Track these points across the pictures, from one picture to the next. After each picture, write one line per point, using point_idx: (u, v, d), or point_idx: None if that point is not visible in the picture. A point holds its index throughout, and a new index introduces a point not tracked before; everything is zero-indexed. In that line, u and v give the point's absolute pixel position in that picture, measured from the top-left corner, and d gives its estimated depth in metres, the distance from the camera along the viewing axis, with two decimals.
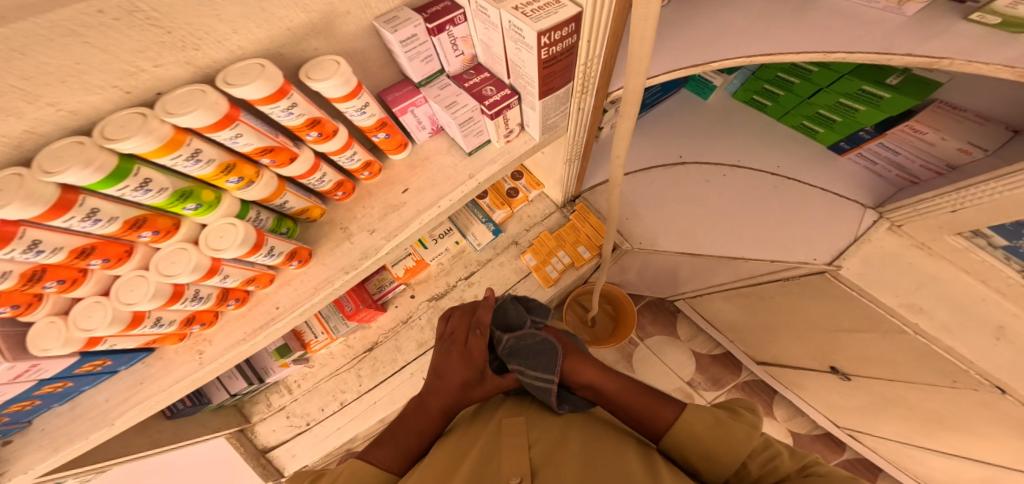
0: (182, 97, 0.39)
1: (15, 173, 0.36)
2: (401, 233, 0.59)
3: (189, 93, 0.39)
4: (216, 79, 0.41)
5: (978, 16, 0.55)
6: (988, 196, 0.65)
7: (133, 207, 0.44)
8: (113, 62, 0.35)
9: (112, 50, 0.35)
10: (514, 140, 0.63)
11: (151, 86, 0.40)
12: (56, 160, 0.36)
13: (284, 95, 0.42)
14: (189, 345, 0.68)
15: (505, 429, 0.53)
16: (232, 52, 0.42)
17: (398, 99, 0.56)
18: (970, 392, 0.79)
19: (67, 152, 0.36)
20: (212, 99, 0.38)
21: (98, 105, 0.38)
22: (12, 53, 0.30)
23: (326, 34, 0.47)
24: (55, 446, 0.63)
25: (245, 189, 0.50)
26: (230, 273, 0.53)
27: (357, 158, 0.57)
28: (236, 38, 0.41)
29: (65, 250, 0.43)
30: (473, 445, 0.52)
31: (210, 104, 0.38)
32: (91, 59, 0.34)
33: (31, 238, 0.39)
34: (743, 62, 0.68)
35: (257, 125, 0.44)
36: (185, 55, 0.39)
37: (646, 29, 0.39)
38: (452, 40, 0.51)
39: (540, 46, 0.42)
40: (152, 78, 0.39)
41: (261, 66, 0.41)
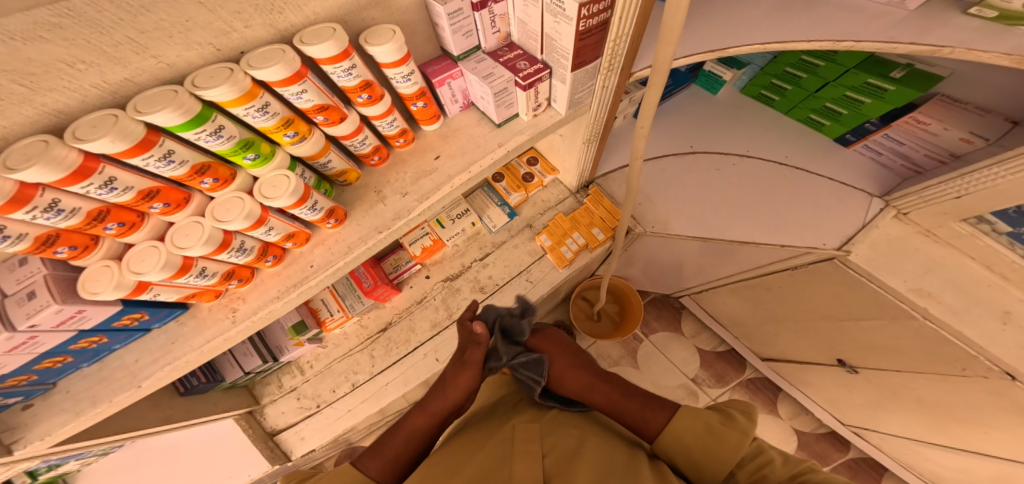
0: (264, 54, 0.44)
1: (112, 113, 0.41)
2: (433, 195, 0.63)
3: (271, 50, 0.44)
4: (293, 39, 0.46)
5: (976, 10, 0.60)
6: (992, 182, 0.68)
7: (201, 155, 0.49)
8: (214, 21, 0.42)
9: (216, 10, 0.41)
10: (541, 114, 0.68)
11: (237, 45, 0.46)
12: (149, 102, 0.42)
13: (347, 56, 0.46)
14: (223, 303, 0.71)
15: (517, 437, 0.53)
16: (307, 17, 0.48)
17: (437, 72, 0.60)
18: (980, 380, 0.81)
19: (160, 97, 0.42)
20: (290, 56, 0.44)
21: (191, 60, 0.45)
22: (140, 9, 0.37)
23: (384, 6, 0.52)
24: (77, 410, 0.64)
25: (297, 144, 0.54)
26: (274, 226, 0.57)
27: (395, 124, 0.61)
28: (313, 4, 0.46)
29: (134, 191, 0.47)
30: (482, 449, 0.53)
31: (287, 60, 0.43)
32: (198, 18, 0.41)
33: (107, 175, 0.43)
34: (757, 49, 0.73)
35: (319, 84, 0.49)
36: (270, 18, 0.45)
37: (679, 3, 0.43)
38: (492, 17, 0.56)
39: (579, 17, 0.46)
40: (240, 38, 0.45)
41: (333, 29, 0.46)
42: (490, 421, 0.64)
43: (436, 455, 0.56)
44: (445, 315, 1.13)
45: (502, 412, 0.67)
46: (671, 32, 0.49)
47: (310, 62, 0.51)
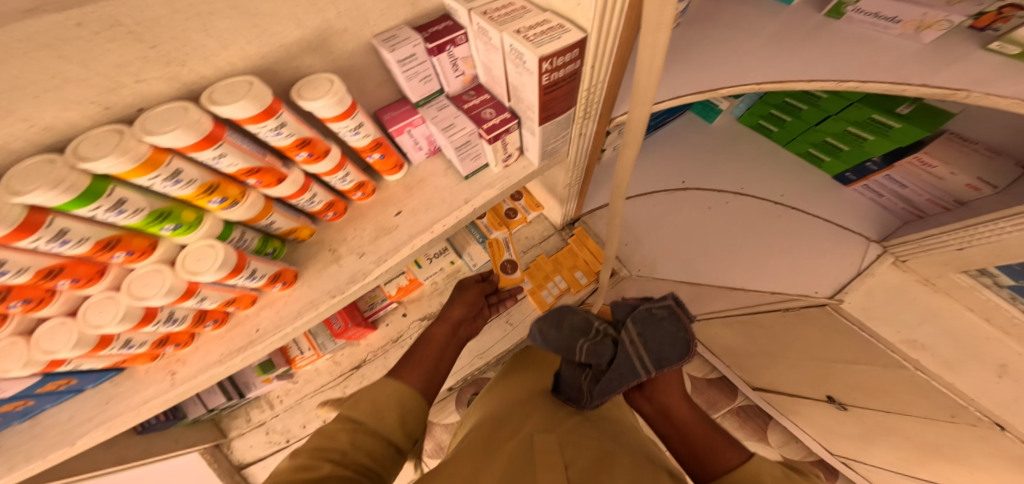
0: (163, 115, 0.35)
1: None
2: (392, 257, 0.56)
3: (171, 110, 0.35)
4: (201, 97, 0.36)
5: (997, 45, 0.55)
6: (997, 237, 0.64)
7: (109, 227, 0.40)
8: (92, 78, 0.32)
9: (91, 65, 0.31)
10: (513, 164, 0.60)
11: (131, 102, 0.36)
12: (22, 179, 0.32)
13: (273, 115, 0.37)
14: (161, 364, 0.64)
15: (535, 446, 0.42)
16: (223, 68, 0.38)
17: (394, 119, 0.52)
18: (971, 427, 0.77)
19: (35, 172, 0.33)
20: (194, 118, 0.34)
21: (75, 121, 0.35)
22: None
23: (321, 52, 0.42)
24: (9, 466, 0.55)
25: (228, 210, 0.45)
26: (208, 295, 0.49)
27: (350, 179, 0.53)
28: (226, 54, 0.37)
29: (31, 271, 0.38)
30: (495, 454, 0.43)
31: (190, 123, 0.33)
32: (67, 73, 0.31)
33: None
34: (751, 90, 0.65)
35: (243, 145, 0.39)
36: (169, 71, 0.35)
37: (654, 61, 0.34)
38: (452, 61, 0.47)
39: (540, 71, 0.38)
40: (134, 94, 0.36)
41: (250, 83, 0.36)
42: (502, 419, 0.53)
43: (449, 460, 0.46)
44: None
45: (514, 411, 0.55)
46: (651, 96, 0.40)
47: (232, 123, 0.40)
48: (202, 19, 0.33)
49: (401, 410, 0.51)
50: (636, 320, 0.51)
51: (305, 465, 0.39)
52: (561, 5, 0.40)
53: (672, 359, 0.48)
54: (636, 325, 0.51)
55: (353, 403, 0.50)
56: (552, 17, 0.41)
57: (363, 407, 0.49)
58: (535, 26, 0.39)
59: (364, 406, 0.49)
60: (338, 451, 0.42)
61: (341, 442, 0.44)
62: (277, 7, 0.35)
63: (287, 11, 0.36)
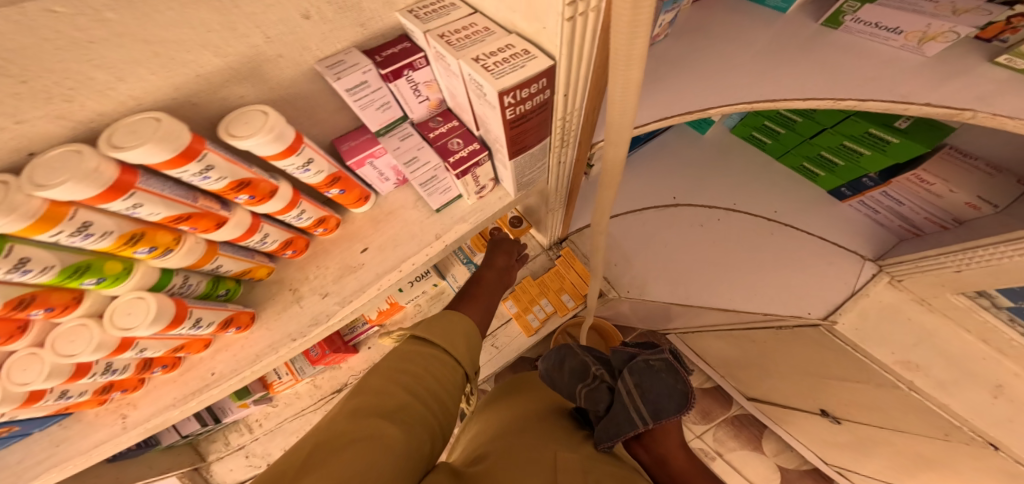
0: (53, 162, 0.28)
1: None
2: (359, 297, 0.52)
3: (61, 157, 0.28)
4: (99, 142, 0.29)
5: (1005, 59, 0.51)
6: (996, 260, 0.61)
7: (21, 283, 0.34)
8: None
9: None
10: (487, 195, 0.56)
11: (15, 146, 0.28)
12: None
13: (194, 157, 0.31)
14: (111, 407, 0.55)
15: (560, 463, 0.40)
16: (124, 102, 0.30)
17: (353, 151, 0.46)
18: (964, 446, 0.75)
19: None
20: (91, 167, 0.28)
21: None
22: None
23: (252, 81, 0.36)
24: None
25: (161, 258, 0.39)
26: (149, 345, 0.45)
27: (307, 216, 0.48)
28: (126, 86, 0.29)
29: None
30: (518, 451, 0.41)
31: (88, 173, 0.28)
32: None
33: None
34: (741, 108, 0.61)
35: (165, 191, 0.33)
36: (56, 108, 0.28)
37: (627, 100, 0.29)
38: (412, 86, 0.42)
39: (502, 106, 0.33)
40: (15, 136, 0.28)
41: (156, 120, 0.30)
42: (522, 422, 0.51)
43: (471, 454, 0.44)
44: None
45: (533, 416, 0.53)
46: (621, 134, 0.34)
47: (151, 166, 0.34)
48: (84, 48, 0.26)
49: (471, 347, 0.47)
50: (634, 371, 0.52)
51: (383, 385, 0.37)
52: (526, 28, 0.35)
53: (674, 410, 0.47)
54: (633, 376, 0.51)
55: (430, 328, 0.46)
56: (517, 41, 0.36)
57: (437, 333, 0.46)
58: (496, 53, 0.34)
59: (438, 332, 0.46)
60: (412, 374, 0.39)
61: (417, 366, 0.41)
62: (183, 32, 0.29)
63: (196, 36, 0.29)
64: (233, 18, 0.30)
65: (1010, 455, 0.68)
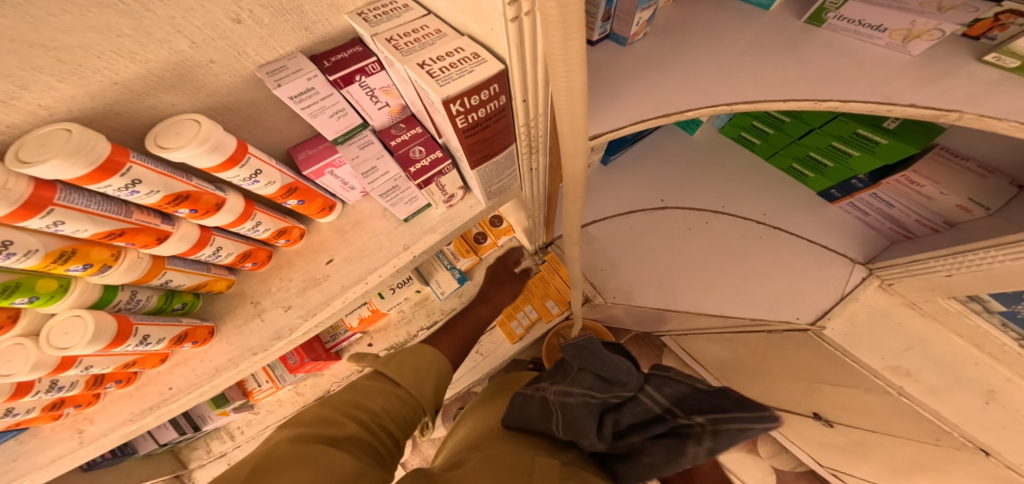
0: None
1: None
2: (323, 310, 0.50)
3: None
4: (5, 156, 0.27)
5: (993, 57, 0.49)
6: (987, 265, 0.59)
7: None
8: None
9: None
10: (458, 204, 0.54)
11: None
12: None
13: (116, 172, 0.29)
14: (67, 422, 0.53)
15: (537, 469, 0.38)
16: (34, 113, 0.28)
17: (311, 160, 0.44)
18: (956, 452, 0.73)
19: None
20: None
21: None
22: None
23: (183, 88, 0.34)
24: None
25: (99, 274, 0.37)
26: (95, 362, 0.43)
27: (263, 228, 0.46)
28: (33, 96, 0.27)
29: None
30: (495, 461, 0.39)
31: None
32: None
33: None
34: (721, 110, 0.59)
35: (90, 206, 0.31)
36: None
37: (573, 106, 0.28)
38: (367, 93, 0.40)
39: (449, 114, 0.31)
40: None
41: (71, 133, 0.28)
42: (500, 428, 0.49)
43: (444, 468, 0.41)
44: None
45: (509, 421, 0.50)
46: (577, 144, 0.32)
47: None
48: None
49: (435, 381, 0.52)
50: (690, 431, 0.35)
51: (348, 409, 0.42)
52: (475, 30, 0.33)
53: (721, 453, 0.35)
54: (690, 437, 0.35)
55: (396, 366, 0.51)
56: (468, 44, 0.34)
57: (405, 369, 0.51)
58: (443, 58, 0.33)
59: (406, 371, 0.50)
60: (377, 403, 0.45)
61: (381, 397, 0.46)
62: (89, 37, 0.27)
63: (104, 41, 0.27)
64: (147, 23, 0.28)
65: (1001, 461, 0.65)
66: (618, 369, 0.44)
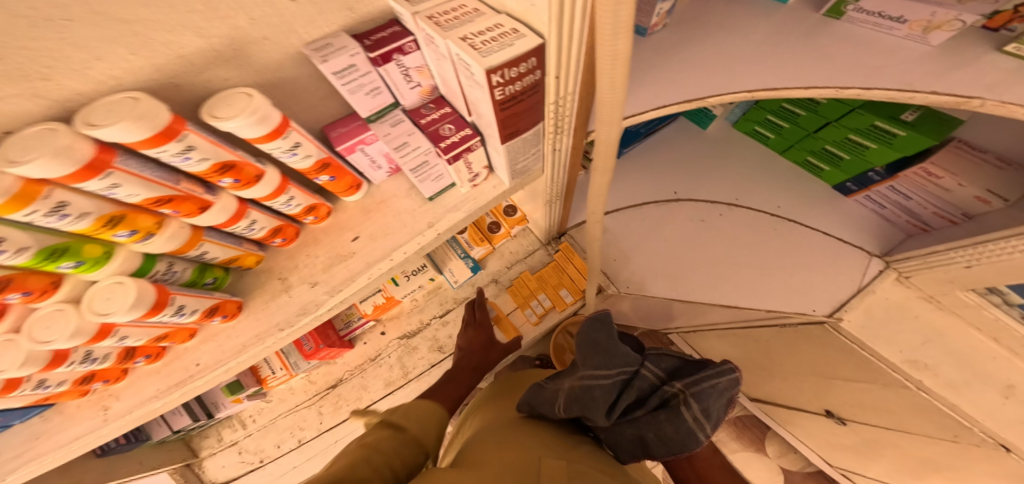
0: (26, 141, 0.27)
1: None
2: (349, 287, 0.51)
3: (33, 135, 0.27)
4: (74, 121, 0.28)
5: (1014, 48, 0.49)
6: (1006, 255, 0.59)
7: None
8: None
9: None
10: (481, 184, 0.55)
11: None
12: None
13: (174, 137, 0.30)
14: (93, 400, 0.54)
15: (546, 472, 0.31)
16: (103, 82, 0.29)
17: (343, 137, 0.45)
18: (973, 447, 0.72)
19: None
20: (64, 144, 0.27)
21: None
22: None
23: (237, 63, 0.35)
24: None
25: (143, 242, 0.38)
26: (130, 334, 0.43)
27: (296, 203, 0.47)
28: (104, 66, 0.28)
29: None
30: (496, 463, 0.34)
31: (61, 149, 0.27)
32: None
33: None
34: (742, 98, 0.60)
35: (144, 172, 0.32)
36: (31, 87, 0.27)
37: (615, 73, 0.28)
38: (403, 71, 0.40)
39: (491, 85, 0.32)
40: None
41: (136, 99, 0.29)
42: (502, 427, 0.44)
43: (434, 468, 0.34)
44: (400, 375, 1.01)
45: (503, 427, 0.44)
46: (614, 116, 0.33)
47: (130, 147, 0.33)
48: (57, 25, 0.25)
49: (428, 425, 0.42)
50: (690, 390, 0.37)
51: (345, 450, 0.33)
52: (515, 7, 0.34)
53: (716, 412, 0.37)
54: (690, 400, 0.36)
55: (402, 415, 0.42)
56: (506, 21, 0.35)
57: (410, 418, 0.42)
58: (484, 33, 0.33)
59: (410, 418, 0.42)
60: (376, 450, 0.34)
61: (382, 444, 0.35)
62: (164, 12, 0.28)
63: (176, 15, 0.28)
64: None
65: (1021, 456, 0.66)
66: (621, 354, 0.41)
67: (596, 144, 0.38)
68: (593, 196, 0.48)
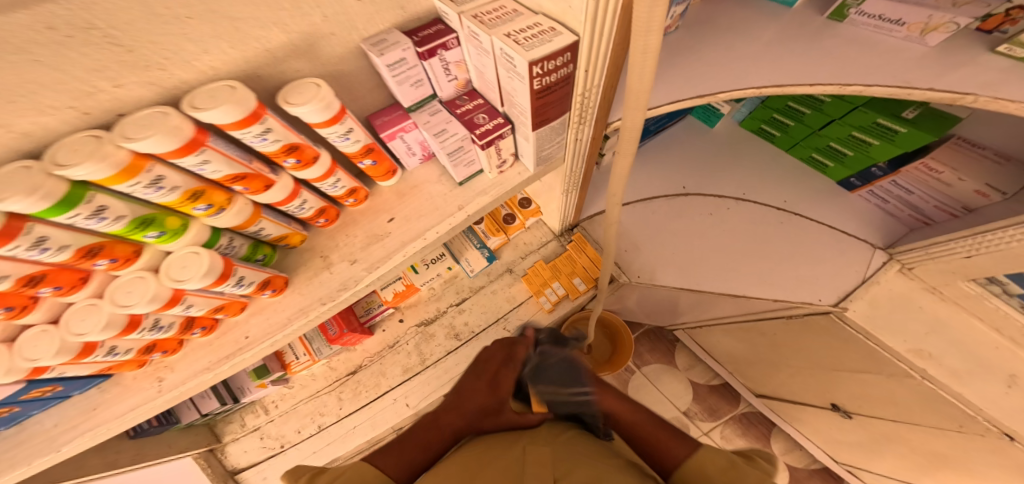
0: (140, 121, 0.32)
1: (21, 166, 0.31)
2: (385, 264, 0.55)
3: (148, 116, 0.32)
4: (181, 104, 0.33)
5: (1006, 48, 0.53)
6: (1006, 245, 0.61)
7: (32, 262, 0.37)
8: (67, 83, 0.29)
9: (68, 69, 0.29)
10: (508, 170, 0.59)
11: (113, 107, 0.33)
12: (73, 153, 0.31)
13: (258, 120, 0.35)
14: (149, 371, 0.58)
15: (530, 457, 0.39)
16: (203, 72, 0.35)
17: (386, 124, 0.50)
18: (979, 437, 0.73)
19: (82, 146, 0.31)
20: (173, 124, 0.32)
21: (53, 127, 0.32)
22: None
23: (307, 57, 0.40)
24: None
25: (214, 216, 0.43)
26: (195, 302, 0.48)
27: (341, 185, 0.51)
28: (208, 58, 0.34)
29: (72, 249, 0.36)
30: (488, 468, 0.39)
31: (171, 128, 0.31)
32: (42, 79, 0.28)
33: (38, 235, 0.32)
34: (751, 93, 0.64)
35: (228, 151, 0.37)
36: (149, 75, 0.32)
37: (646, 65, 0.33)
38: (444, 65, 0.45)
39: (532, 76, 0.36)
40: (112, 99, 0.32)
41: (232, 87, 0.34)
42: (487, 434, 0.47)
43: None
44: (417, 361, 1.06)
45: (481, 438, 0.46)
46: (639, 100, 0.37)
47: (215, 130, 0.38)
48: (180, 22, 0.30)
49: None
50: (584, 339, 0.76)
51: None
52: (553, 9, 0.38)
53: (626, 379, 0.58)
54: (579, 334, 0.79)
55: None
56: (544, 20, 0.40)
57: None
58: (525, 30, 0.38)
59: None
60: None
61: None
62: (260, 10, 0.33)
63: (269, 13, 0.34)
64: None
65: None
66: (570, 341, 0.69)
67: (621, 129, 0.42)
68: (613, 180, 0.52)
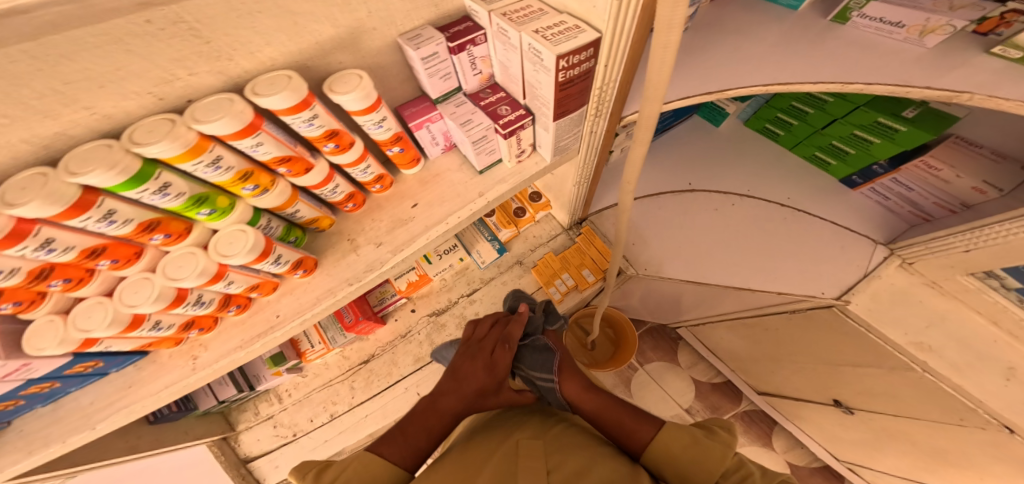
0: (208, 105, 0.36)
1: (105, 144, 0.35)
2: (409, 247, 0.58)
3: (216, 101, 0.36)
4: (244, 91, 0.37)
5: (1000, 49, 0.56)
6: (1003, 237, 0.63)
7: (94, 236, 0.40)
8: (151, 70, 0.34)
9: (154, 58, 0.33)
10: (525, 160, 0.63)
11: (183, 94, 0.38)
12: (148, 133, 0.35)
13: (307, 107, 0.38)
14: (184, 349, 0.61)
15: (522, 450, 0.43)
16: (262, 63, 0.39)
17: (414, 115, 0.53)
18: (980, 431, 0.74)
19: (157, 127, 0.35)
20: (238, 108, 0.36)
21: (131, 110, 0.36)
22: (60, 59, 0.29)
23: (351, 50, 0.44)
24: (30, 449, 0.53)
25: (259, 197, 0.46)
26: (235, 279, 0.51)
27: (370, 171, 0.54)
28: (268, 50, 0.38)
29: (134, 224, 0.39)
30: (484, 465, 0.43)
31: (236, 112, 0.35)
32: (132, 66, 0.33)
33: (109, 208, 0.35)
34: (758, 91, 0.67)
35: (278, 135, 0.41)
36: (218, 65, 0.37)
37: (665, 59, 0.36)
38: (471, 60, 0.49)
39: (558, 69, 0.40)
40: (185, 86, 0.37)
41: (289, 77, 0.38)
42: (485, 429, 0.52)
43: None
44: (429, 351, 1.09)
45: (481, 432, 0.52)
46: (656, 90, 0.40)
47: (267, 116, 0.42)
48: (248, 16, 0.35)
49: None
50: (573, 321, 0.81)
51: None
52: (577, 8, 0.42)
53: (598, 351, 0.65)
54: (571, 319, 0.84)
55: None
56: (569, 19, 0.43)
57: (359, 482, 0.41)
58: (552, 27, 0.42)
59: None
60: None
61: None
62: (316, 6, 0.37)
63: (323, 10, 0.38)
64: None
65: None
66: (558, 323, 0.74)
67: (638, 118, 0.45)
68: (627, 169, 0.55)
